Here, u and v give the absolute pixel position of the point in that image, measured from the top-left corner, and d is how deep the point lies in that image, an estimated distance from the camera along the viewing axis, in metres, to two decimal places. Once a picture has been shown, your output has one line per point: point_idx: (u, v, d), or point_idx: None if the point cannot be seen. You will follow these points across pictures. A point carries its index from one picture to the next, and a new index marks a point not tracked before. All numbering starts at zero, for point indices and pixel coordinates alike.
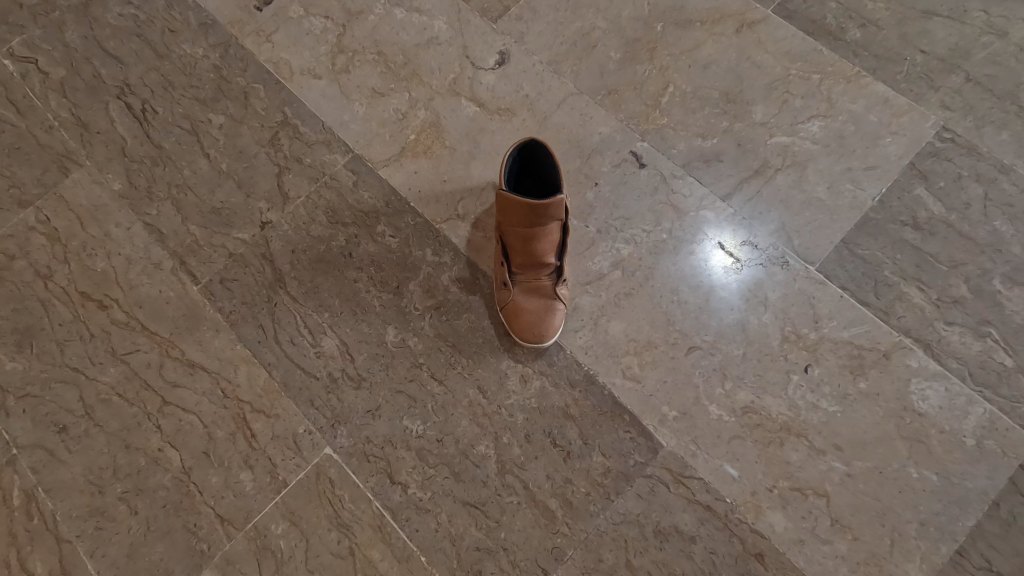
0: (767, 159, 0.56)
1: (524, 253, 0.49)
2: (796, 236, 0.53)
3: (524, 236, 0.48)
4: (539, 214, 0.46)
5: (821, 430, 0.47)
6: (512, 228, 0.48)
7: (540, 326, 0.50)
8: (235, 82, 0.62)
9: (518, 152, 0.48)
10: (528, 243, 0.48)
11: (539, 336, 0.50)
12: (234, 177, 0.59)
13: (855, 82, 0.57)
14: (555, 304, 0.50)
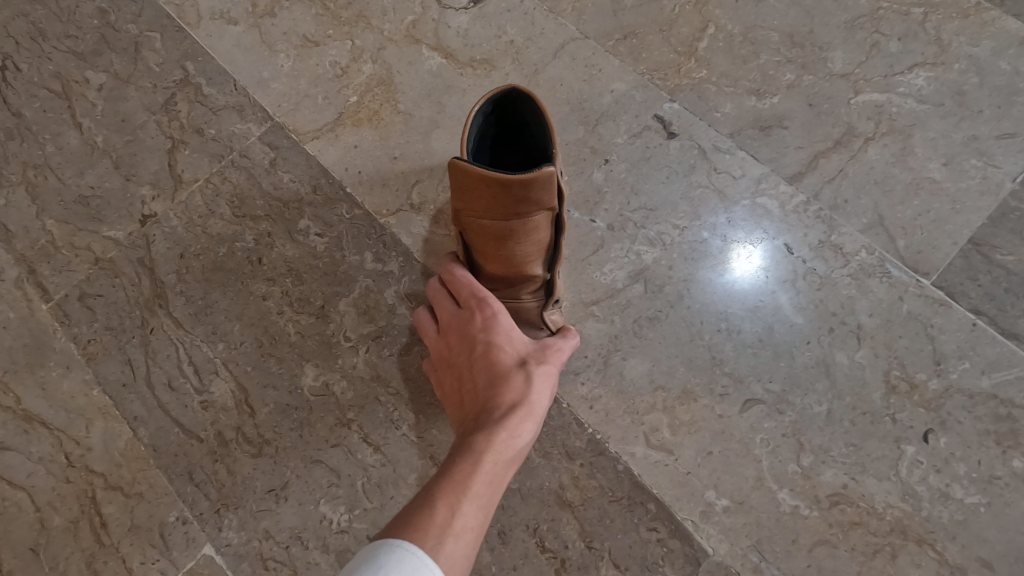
0: (854, 126, 0.39)
1: (497, 262, 0.33)
2: (900, 235, 0.36)
3: (496, 237, 0.31)
4: (520, 200, 0.29)
5: (954, 536, 0.31)
6: (476, 224, 0.31)
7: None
8: (125, 30, 0.47)
9: (486, 107, 0.32)
10: (503, 247, 0.32)
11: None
12: (112, 154, 0.43)
13: (977, 18, 0.40)
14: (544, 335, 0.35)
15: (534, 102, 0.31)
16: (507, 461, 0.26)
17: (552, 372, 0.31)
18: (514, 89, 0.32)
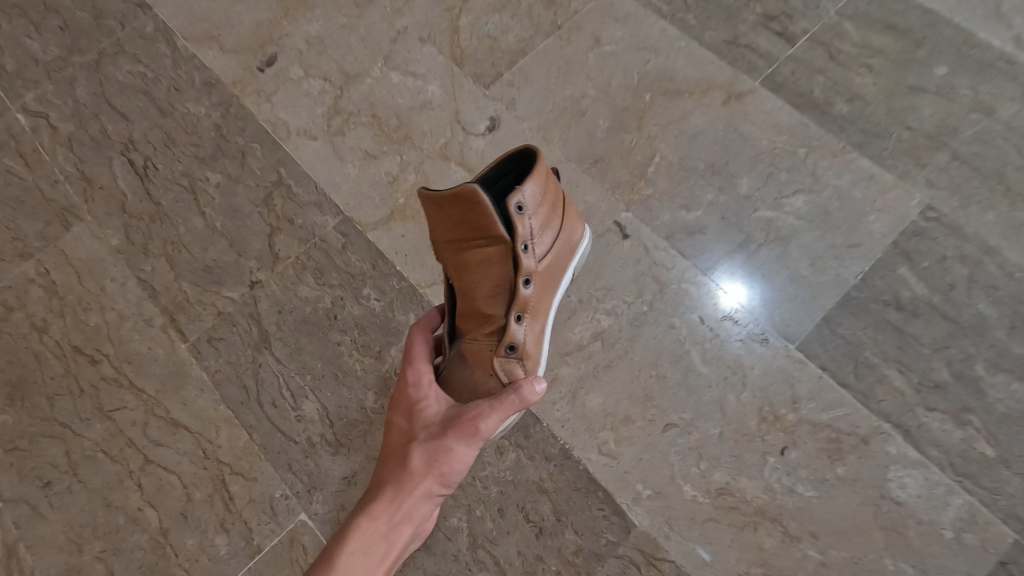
0: (751, 233, 0.56)
1: (465, 297, 0.44)
2: (777, 313, 0.53)
3: (462, 261, 0.42)
4: (478, 223, 0.40)
5: (795, 516, 0.47)
6: (450, 251, 0.43)
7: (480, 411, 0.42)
8: (234, 141, 0.64)
9: (509, 165, 0.43)
10: (467, 278, 0.43)
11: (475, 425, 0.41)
12: (226, 236, 0.60)
13: (842, 157, 0.58)
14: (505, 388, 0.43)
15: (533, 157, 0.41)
16: (366, 542, 0.38)
17: (428, 453, 0.39)
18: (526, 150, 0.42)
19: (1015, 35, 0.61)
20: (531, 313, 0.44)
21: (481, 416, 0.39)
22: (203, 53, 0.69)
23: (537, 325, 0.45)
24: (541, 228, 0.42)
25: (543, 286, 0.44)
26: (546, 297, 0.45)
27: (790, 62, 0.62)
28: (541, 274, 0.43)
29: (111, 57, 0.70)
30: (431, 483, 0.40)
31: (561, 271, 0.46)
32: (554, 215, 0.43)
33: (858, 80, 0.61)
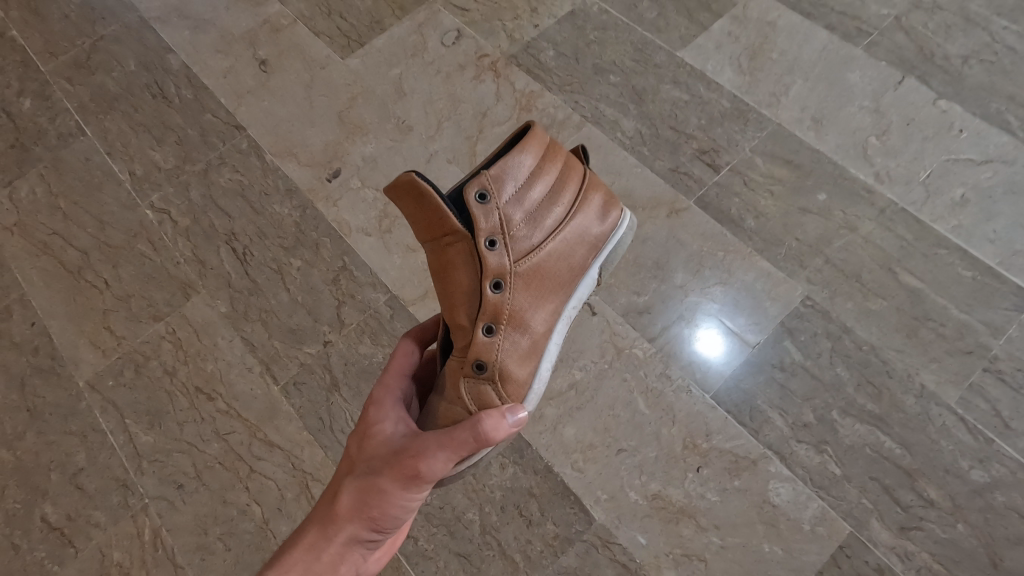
0: (683, 313, 0.79)
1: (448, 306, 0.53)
2: (699, 371, 0.75)
3: (443, 265, 0.52)
4: (433, 216, 0.50)
5: (705, 513, 0.69)
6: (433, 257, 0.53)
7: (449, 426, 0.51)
8: (310, 235, 0.88)
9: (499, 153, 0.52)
10: (444, 281, 0.52)
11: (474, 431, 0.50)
12: (305, 306, 0.83)
13: (749, 258, 0.81)
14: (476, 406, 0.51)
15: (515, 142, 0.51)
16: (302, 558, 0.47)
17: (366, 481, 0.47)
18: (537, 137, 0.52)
19: (876, 171, 0.85)
20: (510, 320, 0.51)
21: (422, 458, 0.45)
22: (285, 167, 0.94)
23: (517, 334, 0.52)
24: (519, 218, 0.51)
25: (527, 292, 0.52)
26: (534, 301, 0.52)
27: (715, 186, 0.86)
28: (519, 275, 0.51)
29: (215, 167, 0.94)
30: (368, 526, 0.48)
31: (557, 276, 0.53)
32: (544, 205, 0.52)
33: (764, 201, 0.84)
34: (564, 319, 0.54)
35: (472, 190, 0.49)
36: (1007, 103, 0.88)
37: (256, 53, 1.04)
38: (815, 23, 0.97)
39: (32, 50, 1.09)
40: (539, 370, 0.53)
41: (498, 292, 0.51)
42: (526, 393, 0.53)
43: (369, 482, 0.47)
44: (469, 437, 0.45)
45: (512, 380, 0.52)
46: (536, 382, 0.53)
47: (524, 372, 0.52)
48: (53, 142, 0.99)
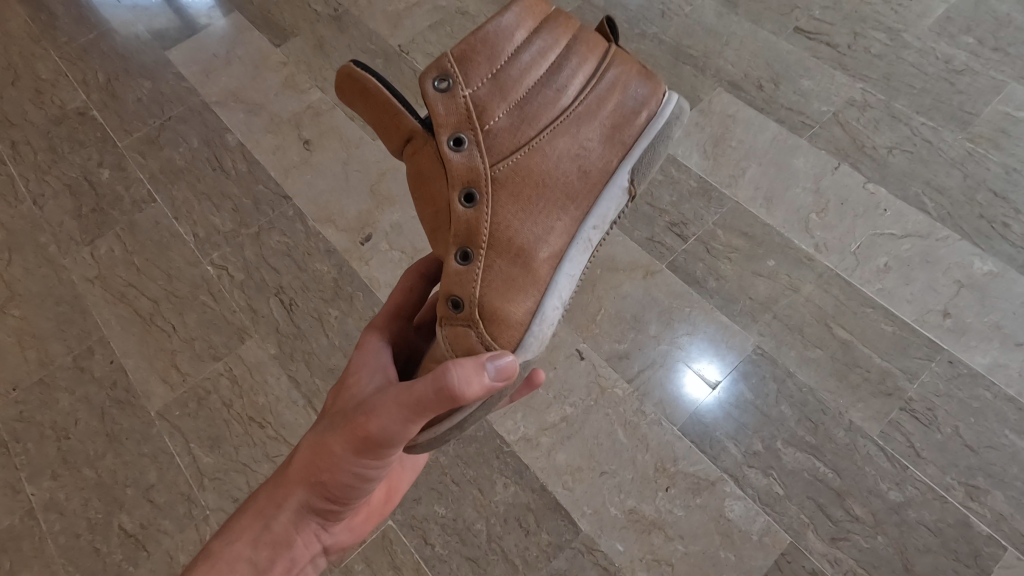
0: (656, 358, 0.95)
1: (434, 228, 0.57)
2: (669, 407, 0.91)
3: (423, 183, 0.56)
4: (394, 122, 0.55)
5: (672, 525, 0.84)
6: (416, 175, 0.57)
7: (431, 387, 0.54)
8: (346, 289, 1.05)
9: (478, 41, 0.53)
10: (423, 195, 0.57)
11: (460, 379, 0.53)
12: (342, 349, 0.99)
13: (710, 313, 0.98)
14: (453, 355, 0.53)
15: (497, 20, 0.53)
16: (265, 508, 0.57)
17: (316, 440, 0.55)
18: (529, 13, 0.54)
19: (815, 242, 1.02)
20: (490, 242, 0.54)
21: (358, 415, 0.51)
22: (325, 231, 1.12)
23: (503, 260, 0.54)
24: (497, 111, 0.53)
25: (514, 204, 0.54)
26: (523, 213, 0.54)
27: (684, 253, 1.03)
28: (502, 187, 0.54)
29: (266, 230, 1.12)
30: (318, 486, 0.56)
31: (553, 188, 0.54)
32: (535, 96, 0.54)
33: (724, 266, 1.01)
34: (577, 243, 0.56)
35: (431, 78, 0.53)
36: (924, 187, 1.06)
37: (301, 133, 1.24)
38: (767, 116, 1.17)
39: (110, 128, 1.29)
40: (542, 308, 0.54)
41: (472, 205, 0.54)
42: (521, 336, 0.54)
43: (324, 440, 0.54)
44: (414, 405, 0.46)
45: (490, 305, 0.53)
46: (533, 323, 0.54)
47: (516, 308, 0.54)
48: (129, 207, 1.18)
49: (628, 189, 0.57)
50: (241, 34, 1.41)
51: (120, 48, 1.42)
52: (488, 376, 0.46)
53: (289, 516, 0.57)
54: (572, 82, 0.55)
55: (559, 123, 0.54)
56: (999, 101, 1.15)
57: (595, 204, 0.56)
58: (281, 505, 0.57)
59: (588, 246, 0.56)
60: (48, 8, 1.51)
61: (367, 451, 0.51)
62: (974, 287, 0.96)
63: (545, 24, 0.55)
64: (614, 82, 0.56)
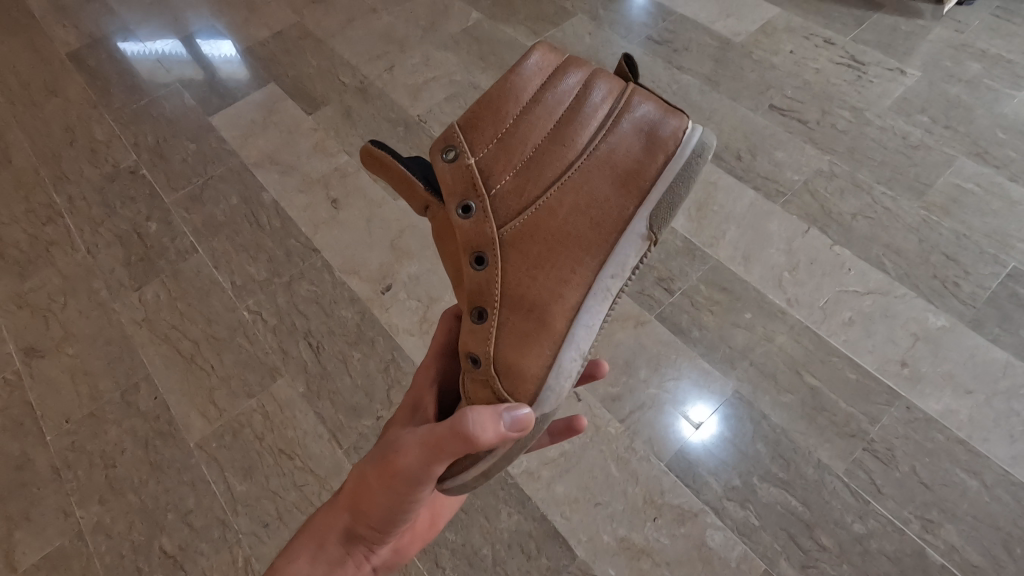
0: (646, 400, 1.06)
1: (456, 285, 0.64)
2: (657, 445, 1.02)
3: (443, 245, 0.64)
4: (408, 186, 0.65)
5: (659, 552, 0.94)
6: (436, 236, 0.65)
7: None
8: (368, 334, 1.17)
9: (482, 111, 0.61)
10: (446, 257, 0.65)
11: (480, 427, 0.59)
12: (363, 388, 1.11)
13: (694, 360, 1.09)
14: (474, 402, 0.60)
15: (494, 91, 0.61)
16: (321, 529, 0.68)
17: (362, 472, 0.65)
18: (533, 78, 0.61)
19: (787, 297, 1.15)
20: (503, 300, 0.61)
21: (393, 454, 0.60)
22: (349, 281, 1.25)
23: (517, 317, 0.60)
24: (505, 176, 0.60)
25: (526, 262, 0.60)
26: (535, 270, 0.60)
27: (670, 305, 1.16)
28: (515, 247, 0.60)
29: (297, 279, 1.25)
30: (360, 517, 0.66)
31: (566, 244, 0.60)
32: (539, 159, 0.60)
33: (706, 317, 1.14)
34: (595, 293, 0.60)
35: (440, 151, 0.61)
36: (885, 249, 1.19)
37: (329, 192, 1.39)
38: (745, 183, 1.31)
39: (158, 185, 1.44)
40: (559, 359, 0.60)
41: (484, 266, 0.61)
42: (539, 388, 0.59)
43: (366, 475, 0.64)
44: (437, 450, 0.55)
45: (505, 360, 0.59)
46: (550, 373, 0.60)
47: (532, 360, 0.59)
48: (173, 256, 1.31)
49: (646, 235, 0.61)
50: (277, 103, 1.58)
51: (168, 113, 1.59)
52: (504, 425, 0.54)
53: (337, 543, 0.67)
54: (576, 140, 0.60)
55: (568, 181, 0.60)
56: (950, 173, 1.29)
57: (610, 253, 0.61)
58: (332, 531, 0.67)
59: (607, 293, 0.61)
60: (105, 78, 1.70)
61: (398, 487, 0.60)
62: (928, 340, 1.08)
63: (548, 87, 0.61)
64: (624, 131, 0.60)
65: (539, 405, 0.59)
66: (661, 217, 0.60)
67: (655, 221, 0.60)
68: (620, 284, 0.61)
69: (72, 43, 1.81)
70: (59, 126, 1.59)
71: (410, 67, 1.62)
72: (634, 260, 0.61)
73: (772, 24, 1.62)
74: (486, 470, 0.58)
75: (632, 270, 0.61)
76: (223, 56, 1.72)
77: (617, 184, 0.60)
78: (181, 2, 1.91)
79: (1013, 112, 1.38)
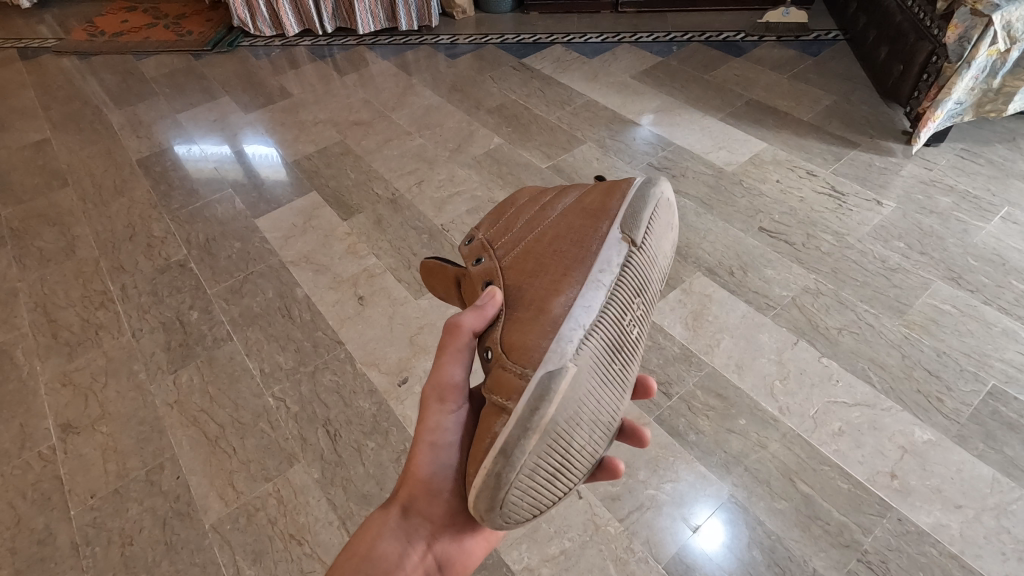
0: (645, 500, 1.10)
1: None
2: (656, 545, 1.05)
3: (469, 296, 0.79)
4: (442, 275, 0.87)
5: None
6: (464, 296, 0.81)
7: (484, 425, 0.59)
8: (383, 424, 1.25)
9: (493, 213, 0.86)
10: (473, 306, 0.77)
11: (499, 410, 0.58)
12: (375, 477, 1.17)
13: (690, 462, 1.15)
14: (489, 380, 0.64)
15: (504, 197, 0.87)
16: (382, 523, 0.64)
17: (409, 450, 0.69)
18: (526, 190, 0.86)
19: (780, 405, 1.22)
20: (506, 304, 0.68)
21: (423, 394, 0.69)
22: (370, 374, 1.34)
23: (520, 313, 0.65)
24: (507, 236, 0.76)
25: (522, 274, 0.69)
26: (528, 278, 0.68)
27: (668, 408, 1.23)
28: (512, 266, 0.71)
29: (321, 370, 1.35)
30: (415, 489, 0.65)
31: (557, 254, 0.68)
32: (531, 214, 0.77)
33: (702, 421, 1.20)
34: (587, 282, 0.63)
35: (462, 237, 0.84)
36: (870, 363, 1.28)
37: (357, 291, 1.52)
38: (738, 296, 1.43)
39: (203, 278, 1.59)
40: (558, 331, 0.60)
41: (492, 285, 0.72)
42: (541, 354, 0.59)
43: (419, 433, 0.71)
44: (443, 347, 0.68)
45: (508, 339, 0.63)
46: (551, 342, 0.59)
47: (535, 337, 0.61)
48: (209, 343, 1.43)
49: (622, 237, 0.67)
50: (316, 209, 1.78)
51: (219, 214, 1.78)
52: (479, 307, 0.67)
53: (399, 512, 0.64)
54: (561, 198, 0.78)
55: (553, 220, 0.73)
56: (928, 295, 1.40)
57: (594, 252, 0.66)
58: (392, 510, 0.65)
59: (600, 280, 0.63)
60: (167, 182, 1.93)
61: (433, 408, 0.67)
62: (916, 453, 1.13)
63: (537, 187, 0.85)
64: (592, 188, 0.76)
65: (542, 366, 0.58)
66: (632, 222, 0.68)
67: (627, 227, 0.67)
68: (612, 272, 0.64)
69: (142, 152, 2.07)
70: (121, 223, 1.78)
71: (437, 183, 1.82)
72: (618, 256, 0.65)
73: (761, 156, 1.83)
74: (506, 448, 0.55)
75: (620, 267, 0.65)
76: (273, 167, 1.95)
77: (591, 212, 0.72)
78: (240, 120, 2.19)
79: (983, 242, 1.52)
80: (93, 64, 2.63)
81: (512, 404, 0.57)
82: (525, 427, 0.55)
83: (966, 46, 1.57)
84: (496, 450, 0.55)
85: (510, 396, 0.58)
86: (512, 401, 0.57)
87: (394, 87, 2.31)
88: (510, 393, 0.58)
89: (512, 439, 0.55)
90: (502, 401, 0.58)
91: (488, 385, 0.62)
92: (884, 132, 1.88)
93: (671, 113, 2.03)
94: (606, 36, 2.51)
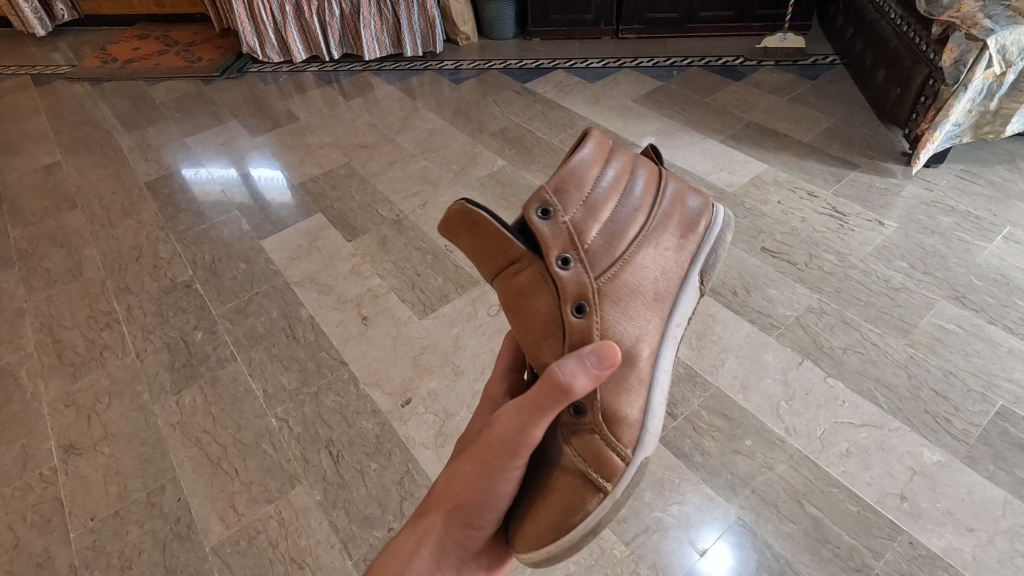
0: (651, 522, 1.09)
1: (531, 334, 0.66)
2: (662, 569, 1.03)
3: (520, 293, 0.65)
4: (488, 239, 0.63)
5: None
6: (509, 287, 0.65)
7: (566, 496, 0.59)
8: (386, 445, 1.24)
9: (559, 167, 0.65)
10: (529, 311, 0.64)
11: (592, 486, 0.59)
12: (377, 499, 1.15)
13: (696, 484, 1.13)
14: (574, 441, 0.61)
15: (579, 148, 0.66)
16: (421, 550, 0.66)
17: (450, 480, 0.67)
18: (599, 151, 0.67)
19: (786, 426, 1.21)
20: None
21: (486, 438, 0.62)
22: (373, 395, 1.34)
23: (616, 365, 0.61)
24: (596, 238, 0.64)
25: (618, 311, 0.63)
26: (626, 319, 0.63)
27: (673, 429, 1.22)
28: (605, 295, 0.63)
29: (324, 391, 1.35)
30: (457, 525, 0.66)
31: (649, 296, 0.65)
32: (619, 219, 0.65)
33: (708, 442, 1.19)
34: (667, 338, 0.65)
35: (534, 209, 0.62)
36: (876, 383, 1.27)
37: (360, 311, 1.53)
38: (741, 316, 1.43)
39: (208, 298, 1.60)
40: (651, 402, 0.62)
41: (582, 316, 0.62)
42: (640, 431, 0.60)
43: (463, 456, 0.67)
44: (541, 408, 0.57)
45: (607, 400, 0.60)
46: (646, 416, 0.61)
47: (632, 404, 0.61)
48: (213, 363, 1.43)
49: (697, 288, 0.70)
50: (321, 230, 1.79)
51: (225, 236, 1.80)
52: (585, 365, 0.56)
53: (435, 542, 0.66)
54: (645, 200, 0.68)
55: (648, 247, 0.66)
56: (932, 314, 1.40)
57: (677, 304, 0.68)
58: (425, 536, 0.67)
59: (676, 338, 0.67)
60: (174, 204, 1.95)
61: (498, 461, 0.61)
62: (926, 475, 1.12)
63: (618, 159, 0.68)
64: (675, 206, 0.71)
65: (643, 448, 0.59)
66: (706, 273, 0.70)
67: (701, 276, 0.70)
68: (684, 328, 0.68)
69: (151, 175, 2.10)
70: (128, 244, 1.80)
71: (441, 205, 1.84)
72: (690, 310, 0.69)
73: (761, 177, 1.84)
74: (592, 526, 0.58)
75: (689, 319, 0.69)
76: (279, 189, 1.97)
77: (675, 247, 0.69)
78: (247, 143, 2.23)
79: (985, 262, 1.52)
80: (105, 89, 2.68)
81: (611, 484, 0.58)
82: (618, 507, 0.59)
83: (961, 70, 1.59)
84: (587, 529, 0.58)
85: (608, 476, 0.58)
86: (609, 482, 0.58)
87: (398, 111, 2.35)
88: (610, 473, 0.58)
89: (606, 518, 0.58)
90: (596, 478, 0.59)
91: (579, 448, 0.60)
92: (884, 153, 1.90)
93: (672, 136, 2.06)
94: (607, 61, 2.56)
